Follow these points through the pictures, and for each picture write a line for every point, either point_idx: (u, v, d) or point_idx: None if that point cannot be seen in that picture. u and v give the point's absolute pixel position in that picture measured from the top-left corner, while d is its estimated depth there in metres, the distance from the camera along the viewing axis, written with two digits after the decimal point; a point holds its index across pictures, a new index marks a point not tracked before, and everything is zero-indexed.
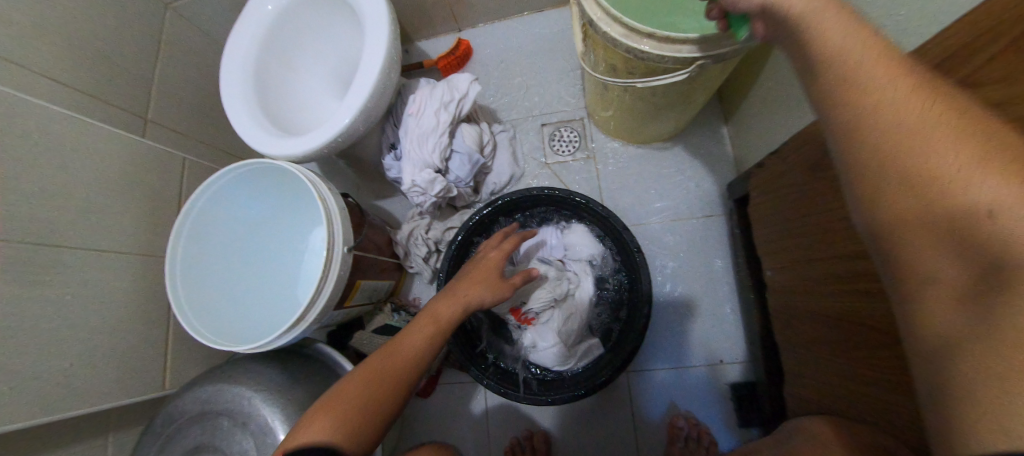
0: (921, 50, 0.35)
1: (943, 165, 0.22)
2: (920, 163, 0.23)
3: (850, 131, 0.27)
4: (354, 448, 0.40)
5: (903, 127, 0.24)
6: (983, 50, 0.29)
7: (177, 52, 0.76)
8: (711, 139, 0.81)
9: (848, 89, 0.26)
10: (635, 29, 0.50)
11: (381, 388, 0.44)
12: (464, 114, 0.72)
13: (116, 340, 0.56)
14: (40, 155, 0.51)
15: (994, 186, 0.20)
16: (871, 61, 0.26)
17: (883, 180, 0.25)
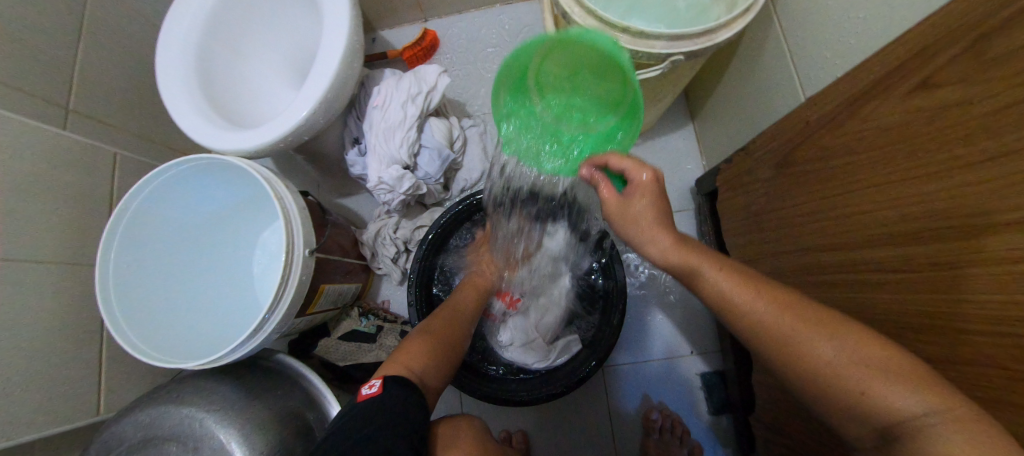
0: (883, 51, 0.36)
1: (814, 350, 0.30)
2: (764, 331, 0.33)
3: (743, 327, 0.35)
4: (440, 372, 0.50)
5: (739, 304, 0.35)
6: (940, 52, 0.30)
7: (102, 34, 0.67)
8: (679, 135, 0.82)
9: (724, 302, 0.36)
10: (610, 23, 0.49)
11: (447, 341, 0.53)
12: (433, 107, 0.69)
13: (36, 363, 0.49)
14: None
15: (854, 368, 0.28)
16: (727, 283, 0.36)
17: (780, 365, 0.32)
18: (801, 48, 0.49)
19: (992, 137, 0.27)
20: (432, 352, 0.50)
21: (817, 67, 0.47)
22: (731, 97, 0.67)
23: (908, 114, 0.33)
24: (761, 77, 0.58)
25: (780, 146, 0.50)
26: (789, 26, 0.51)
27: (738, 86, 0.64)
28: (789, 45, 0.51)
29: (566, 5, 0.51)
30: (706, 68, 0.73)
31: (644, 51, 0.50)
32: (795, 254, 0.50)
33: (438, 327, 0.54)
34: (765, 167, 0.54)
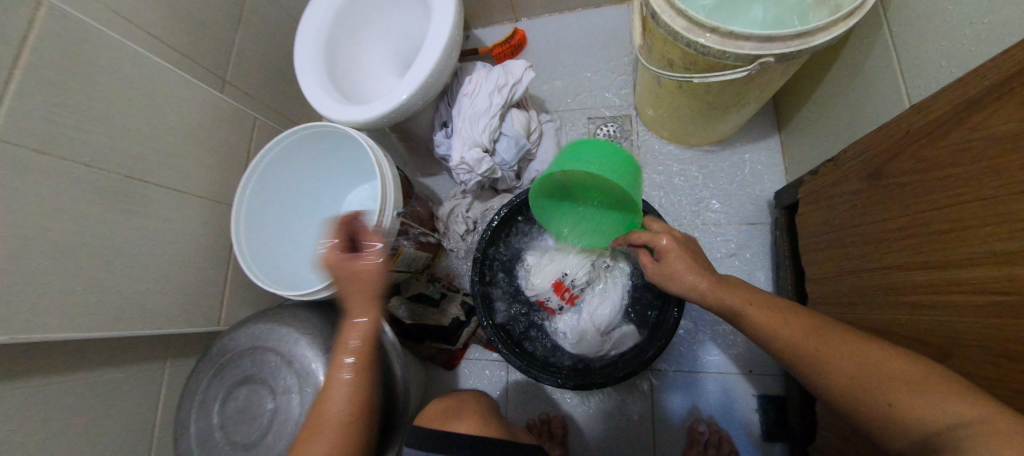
0: (1008, 55, 0.34)
1: (846, 364, 0.34)
2: (798, 350, 0.37)
3: (780, 348, 0.39)
4: None
5: (771, 332, 0.39)
6: None
7: (256, 22, 0.83)
8: (762, 146, 0.79)
9: (761, 326, 0.40)
10: (699, 23, 0.50)
11: (354, 422, 0.47)
12: (516, 99, 0.74)
13: (183, 274, 0.61)
14: (136, 99, 0.57)
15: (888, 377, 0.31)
16: (760, 309, 0.41)
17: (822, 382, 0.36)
18: (912, 55, 0.46)
19: None
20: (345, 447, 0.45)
21: (928, 74, 0.44)
22: (825, 107, 0.64)
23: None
24: (862, 87, 0.55)
25: (876, 156, 0.48)
26: (901, 32, 0.48)
27: (835, 96, 0.61)
28: (898, 52, 0.48)
29: (656, 5, 0.53)
30: (801, 78, 0.70)
31: (732, 52, 0.51)
32: (881, 270, 0.47)
33: (340, 406, 0.46)
34: (855, 179, 0.51)
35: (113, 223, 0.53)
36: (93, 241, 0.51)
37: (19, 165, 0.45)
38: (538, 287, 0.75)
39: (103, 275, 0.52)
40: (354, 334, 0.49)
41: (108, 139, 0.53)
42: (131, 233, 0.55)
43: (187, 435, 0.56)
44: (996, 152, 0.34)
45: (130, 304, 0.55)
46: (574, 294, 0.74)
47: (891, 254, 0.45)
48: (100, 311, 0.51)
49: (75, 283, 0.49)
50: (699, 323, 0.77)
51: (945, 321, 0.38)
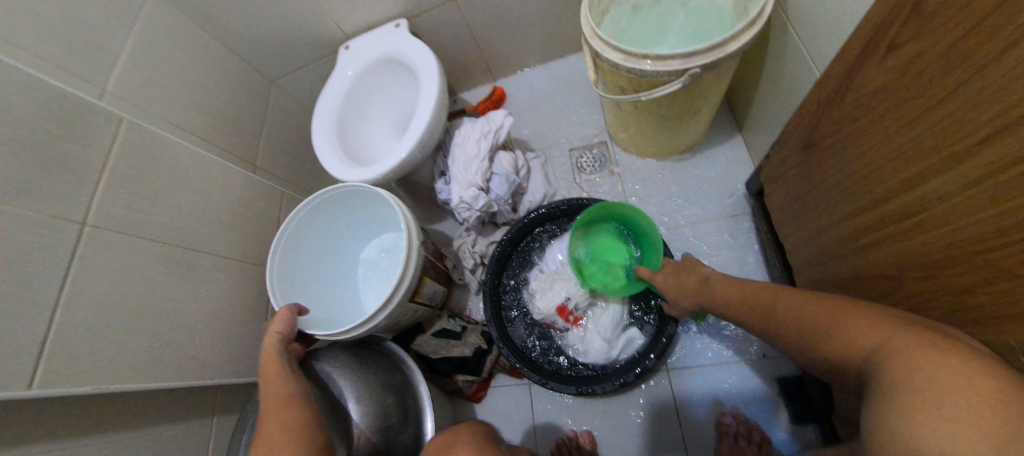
0: (864, 30, 0.43)
1: (801, 311, 0.42)
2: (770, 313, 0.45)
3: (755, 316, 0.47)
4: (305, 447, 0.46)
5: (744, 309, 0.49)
6: (900, 20, 0.37)
7: (278, 116, 0.99)
8: (727, 147, 0.88)
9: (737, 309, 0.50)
10: (632, 53, 0.62)
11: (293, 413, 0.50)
12: (501, 141, 0.86)
13: (227, 330, 0.70)
14: (188, 186, 0.69)
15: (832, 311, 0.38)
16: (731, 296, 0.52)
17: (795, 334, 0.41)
18: (810, 46, 0.56)
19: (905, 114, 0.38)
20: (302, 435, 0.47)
21: (825, 58, 0.53)
22: (766, 103, 0.73)
23: (893, 73, 0.39)
24: (786, 80, 0.64)
25: (806, 131, 0.55)
26: (799, 31, 0.58)
27: (771, 91, 0.70)
28: (801, 46, 0.58)
29: (597, 46, 0.65)
30: (743, 83, 0.80)
31: (664, 70, 0.61)
32: (836, 226, 0.52)
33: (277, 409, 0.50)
34: (797, 154, 0.59)
35: (171, 287, 0.63)
36: (155, 304, 0.60)
37: (102, 244, 0.56)
38: (543, 311, 0.77)
39: (163, 333, 0.60)
40: (269, 390, 0.53)
41: (168, 218, 0.65)
42: (185, 295, 0.64)
43: None
44: (879, 103, 0.41)
45: (184, 358, 0.62)
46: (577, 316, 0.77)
47: (839, 209, 0.51)
48: (160, 365, 0.59)
49: (142, 339, 0.58)
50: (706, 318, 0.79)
51: (889, 251, 0.44)
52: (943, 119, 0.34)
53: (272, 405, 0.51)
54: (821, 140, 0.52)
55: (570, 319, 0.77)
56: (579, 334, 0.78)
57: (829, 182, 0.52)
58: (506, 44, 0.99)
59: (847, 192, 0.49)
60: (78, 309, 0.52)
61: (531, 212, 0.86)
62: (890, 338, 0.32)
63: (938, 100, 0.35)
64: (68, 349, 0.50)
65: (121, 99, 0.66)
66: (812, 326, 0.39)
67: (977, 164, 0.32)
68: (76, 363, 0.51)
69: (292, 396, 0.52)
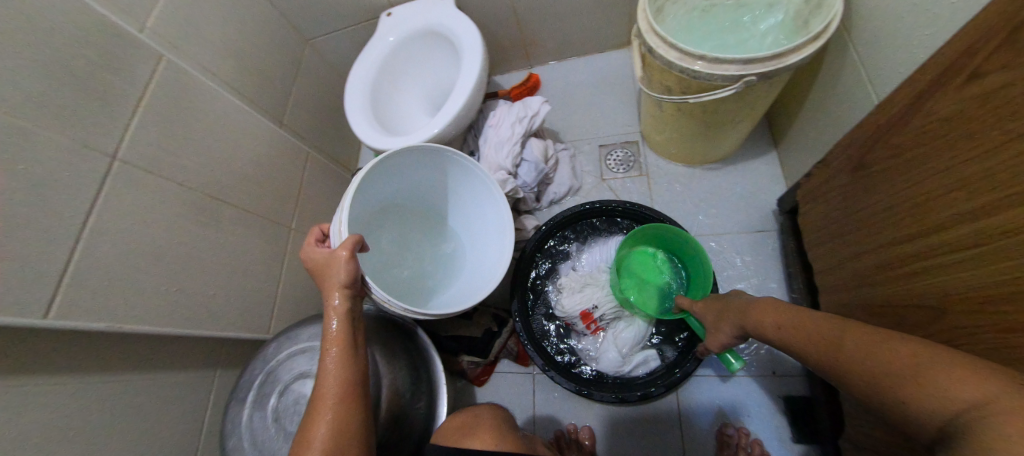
0: (943, 54, 0.42)
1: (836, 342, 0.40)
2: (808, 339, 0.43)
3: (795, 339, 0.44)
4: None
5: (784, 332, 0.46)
6: (990, 46, 0.36)
7: (308, 75, 0.97)
8: (761, 162, 0.87)
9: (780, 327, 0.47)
10: (688, 53, 0.61)
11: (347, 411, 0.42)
12: (535, 128, 0.84)
13: (241, 283, 0.69)
14: (217, 133, 0.68)
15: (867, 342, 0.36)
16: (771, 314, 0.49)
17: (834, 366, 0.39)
18: (873, 67, 0.55)
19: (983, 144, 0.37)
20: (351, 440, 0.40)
21: (890, 80, 0.52)
22: (812, 122, 0.72)
23: (972, 99, 0.38)
24: (839, 99, 0.63)
25: (859, 152, 0.54)
26: (861, 50, 0.57)
27: (819, 110, 0.69)
28: (862, 66, 0.57)
29: (651, 42, 0.64)
30: (787, 98, 0.79)
31: (718, 74, 0.60)
32: (878, 250, 0.52)
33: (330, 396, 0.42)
34: (844, 174, 0.58)
35: (191, 233, 0.61)
36: (175, 248, 0.59)
37: (129, 180, 0.54)
38: (568, 310, 0.76)
39: (180, 277, 0.59)
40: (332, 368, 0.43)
41: (196, 163, 0.63)
42: (204, 243, 0.63)
43: (236, 431, 0.57)
44: (947, 131, 0.41)
45: (198, 306, 0.61)
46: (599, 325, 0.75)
47: (884, 234, 0.50)
48: (174, 309, 0.58)
49: (158, 281, 0.56)
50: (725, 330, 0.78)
51: (935, 283, 0.43)
52: (1018, 151, 0.33)
53: (326, 384, 0.42)
54: (875, 162, 0.51)
55: (591, 326, 0.76)
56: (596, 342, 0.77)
57: (878, 205, 0.51)
58: (549, 32, 0.97)
59: (897, 217, 0.48)
60: (99, 242, 0.51)
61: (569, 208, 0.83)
62: (898, 356, 0.33)
63: (1017, 132, 0.33)
64: (85, 281, 0.49)
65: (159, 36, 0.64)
66: (835, 344, 0.40)
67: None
68: (91, 296, 0.49)
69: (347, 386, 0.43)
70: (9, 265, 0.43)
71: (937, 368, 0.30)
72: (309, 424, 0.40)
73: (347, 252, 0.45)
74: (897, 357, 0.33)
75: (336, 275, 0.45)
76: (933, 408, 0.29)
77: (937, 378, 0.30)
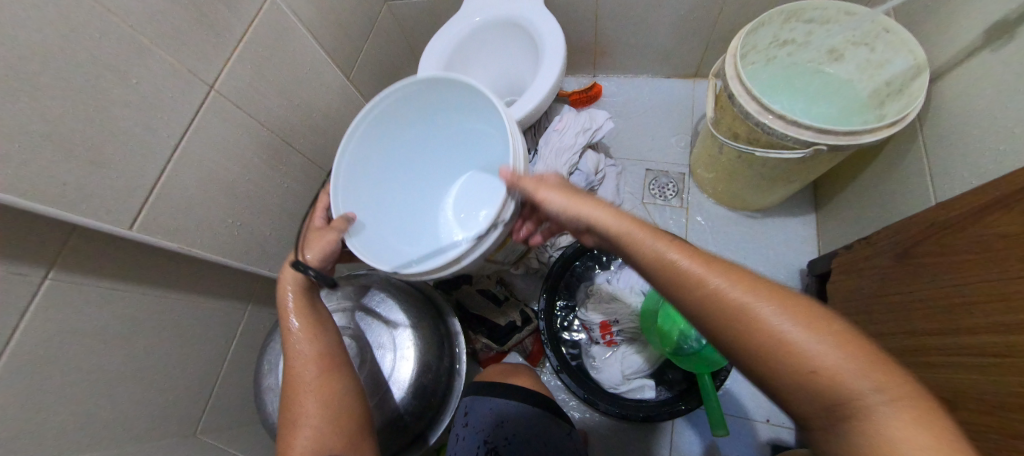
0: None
1: (774, 331, 0.28)
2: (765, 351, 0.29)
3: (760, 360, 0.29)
4: (340, 416, 0.49)
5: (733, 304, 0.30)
6: None
7: (382, 37, 0.98)
8: (799, 220, 0.88)
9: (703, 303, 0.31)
10: (768, 108, 0.63)
11: (329, 371, 0.51)
12: (594, 142, 0.86)
13: (288, 230, 0.71)
14: (303, 81, 0.69)
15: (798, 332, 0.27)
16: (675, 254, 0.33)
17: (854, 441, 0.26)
18: (943, 167, 0.58)
19: None
20: (332, 401, 0.49)
21: (965, 182, 0.55)
22: (865, 196, 0.73)
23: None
24: (907, 179, 0.65)
25: (917, 239, 0.57)
26: (935, 146, 0.60)
27: (875, 187, 0.71)
28: (930, 160, 0.61)
29: (735, 89, 0.66)
30: (842, 167, 0.81)
31: (793, 136, 0.62)
32: (923, 334, 0.54)
33: (301, 363, 0.50)
34: (891, 255, 0.62)
35: (258, 172, 0.63)
36: (247, 186, 0.62)
37: (221, 114, 0.56)
38: (590, 316, 0.79)
39: (243, 214, 0.62)
40: (302, 337, 0.51)
41: (278, 107, 0.65)
42: (266, 185, 0.65)
43: (275, 371, 0.60)
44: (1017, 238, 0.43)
45: (251, 242, 0.64)
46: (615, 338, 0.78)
47: (933, 319, 0.52)
48: (231, 245, 0.61)
49: (224, 212, 0.59)
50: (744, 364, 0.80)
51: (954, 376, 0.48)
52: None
53: (293, 330, 0.51)
54: (942, 250, 0.53)
55: (606, 337, 0.79)
56: (605, 354, 0.79)
57: (937, 289, 0.52)
58: (622, 45, 0.98)
59: (953, 307, 0.50)
60: (185, 169, 0.52)
61: None
62: (692, 280, 0.32)
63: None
64: (169, 202, 0.51)
65: None
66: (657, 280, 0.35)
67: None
68: (171, 217, 0.52)
69: (333, 348, 0.53)
70: (112, 176, 0.45)
71: (861, 376, 0.26)
72: (294, 345, 0.51)
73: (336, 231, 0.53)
74: (769, 324, 0.28)
75: (314, 248, 0.52)
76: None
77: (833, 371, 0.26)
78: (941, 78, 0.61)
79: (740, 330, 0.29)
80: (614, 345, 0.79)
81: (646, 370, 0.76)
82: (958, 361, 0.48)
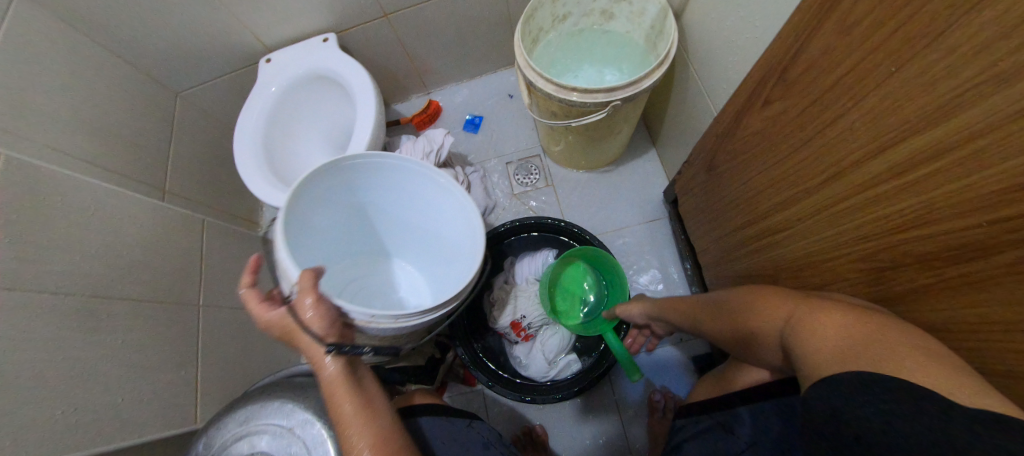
0: (755, 74, 0.53)
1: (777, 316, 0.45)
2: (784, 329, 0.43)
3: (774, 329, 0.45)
4: None
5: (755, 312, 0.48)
6: (790, 69, 0.46)
7: (188, 132, 0.90)
8: (644, 159, 0.98)
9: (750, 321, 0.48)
10: (562, 85, 0.69)
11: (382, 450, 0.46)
12: (443, 159, 0.88)
13: (154, 380, 0.64)
14: (91, 223, 0.61)
15: (796, 316, 0.42)
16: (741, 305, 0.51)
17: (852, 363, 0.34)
18: (709, 86, 0.68)
19: (801, 132, 0.46)
20: None
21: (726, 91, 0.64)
22: (675, 122, 0.83)
23: (768, 121, 0.52)
24: (692, 103, 0.75)
25: (713, 152, 0.67)
26: (698, 70, 0.70)
27: (678, 114, 0.81)
28: (700, 82, 0.71)
29: (531, 77, 0.70)
30: (655, 104, 0.91)
31: (591, 102, 0.69)
32: (741, 228, 0.63)
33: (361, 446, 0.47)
34: (703, 170, 0.72)
35: (77, 341, 0.55)
36: (70, 363, 0.54)
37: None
38: (497, 321, 0.81)
39: (83, 393, 0.54)
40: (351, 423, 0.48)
41: (71, 263, 0.57)
42: (97, 349, 0.57)
43: None
44: (769, 127, 0.52)
45: (105, 417, 0.56)
46: (529, 332, 0.80)
47: (743, 215, 0.62)
48: (78, 435, 0.53)
49: (50, 403, 0.51)
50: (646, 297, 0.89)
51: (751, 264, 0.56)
52: (895, 93, 0.34)
53: (348, 407, 0.49)
54: (728, 156, 0.62)
55: (521, 334, 0.81)
56: (526, 348, 0.81)
57: (736, 190, 0.62)
58: (438, 59, 1.00)
59: (749, 202, 0.59)
60: None
61: (497, 228, 0.86)
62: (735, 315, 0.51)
63: (835, 117, 0.41)
64: None
65: None
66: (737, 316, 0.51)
67: (861, 175, 0.39)
68: None
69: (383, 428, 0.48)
70: None
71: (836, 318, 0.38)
72: (347, 433, 0.48)
73: (313, 297, 0.50)
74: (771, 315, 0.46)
75: (312, 324, 0.49)
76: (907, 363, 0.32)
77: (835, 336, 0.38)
78: (685, 10, 0.71)
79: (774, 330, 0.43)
80: (531, 337, 0.81)
81: (565, 347, 0.80)
82: (767, 244, 0.57)
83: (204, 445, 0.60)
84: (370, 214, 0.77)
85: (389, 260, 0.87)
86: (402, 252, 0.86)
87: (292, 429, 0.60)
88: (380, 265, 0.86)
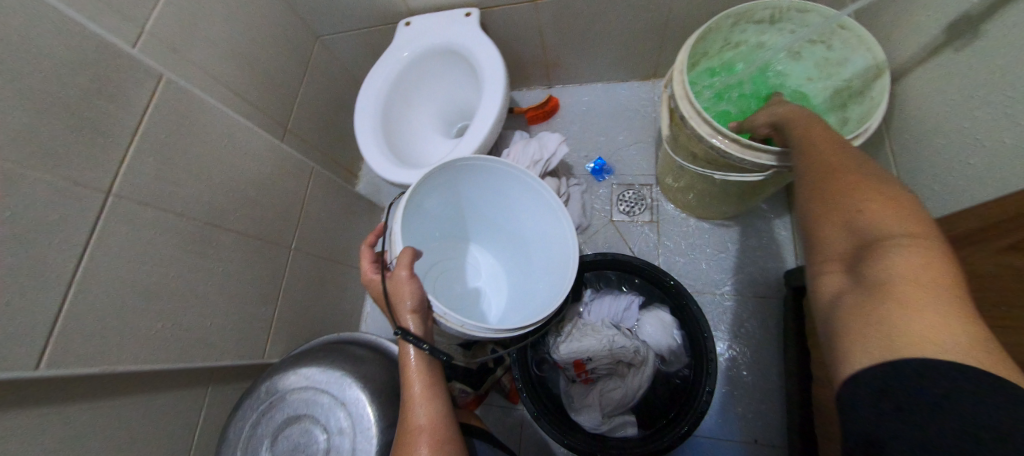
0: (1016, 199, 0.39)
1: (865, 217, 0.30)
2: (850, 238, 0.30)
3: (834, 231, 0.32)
4: None
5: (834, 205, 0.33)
6: None
7: (318, 75, 0.92)
8: (773, 224, 0.84)
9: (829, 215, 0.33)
10: (720, 131, 0.58)
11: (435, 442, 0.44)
12: (550, 170, 0.82)
13: (239, 310, 0.68)
14: (221, 153, 0.64)
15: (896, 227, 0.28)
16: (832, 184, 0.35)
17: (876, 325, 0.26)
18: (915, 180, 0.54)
19: None
20: None
21: (941, 197, 0.50)
22: None
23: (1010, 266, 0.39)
24: None
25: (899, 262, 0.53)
26: (905, 154, 0.56)
27: None
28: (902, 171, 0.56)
29: (683, 111, 0.61)
30: None
31: (750, 160, 0.58)
32: None
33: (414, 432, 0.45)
34: None
35: (186, 263, 0.59)
36: (176, 282, 0.58)
37: (127, 219, 0.52)
38: (560, 355, 0.75)
39: (181, 312, 0.58)
40: (412, 405, 0.46)
41: (194, 191, 0.60)
42: (201, 273, 0.61)
43: None
44: (1003, 277, 0.40)
45: (193, 338, 0.60)
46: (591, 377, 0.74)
47: None
48: (169, 349, 0.57)
49: (151, 318, 0.55)
50: (731, 379, 0.77)
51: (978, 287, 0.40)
52: None
53: (414, 388, 0.47)
54: None
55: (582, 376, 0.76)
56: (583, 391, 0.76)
57: None
58: (573, 55, 0.92)
59: None
60: (94, 286, 0.48)
61: (587, 256, 0.80)
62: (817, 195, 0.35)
63: None
64: (77, 326, 0.47)
65: (158, 42, 0.60)
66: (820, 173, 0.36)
67: None
68: (88, 342, 0.48)
69: (441, 421, 0.46)
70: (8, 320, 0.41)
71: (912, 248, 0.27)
72: (407, 412, 0.46)
73: (409, 273, 0.50)
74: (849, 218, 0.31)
75: (402, 298, 0.49)
76: (894, 296, 0.25)
77: (882, 229, 0.29)
78: (907, 74, 0.56)
79: (828, 188, 0.34)
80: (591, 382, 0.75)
81: (624, 405, 0.74)
82: None
83: (266, 387, 0.63)
84: (470, 212, 0.77)
85: (476, 257, 0.85)
86: (495, 249, 0.83)
87: (344, 403, 0.61)
88: (468, 257, 0.84)
